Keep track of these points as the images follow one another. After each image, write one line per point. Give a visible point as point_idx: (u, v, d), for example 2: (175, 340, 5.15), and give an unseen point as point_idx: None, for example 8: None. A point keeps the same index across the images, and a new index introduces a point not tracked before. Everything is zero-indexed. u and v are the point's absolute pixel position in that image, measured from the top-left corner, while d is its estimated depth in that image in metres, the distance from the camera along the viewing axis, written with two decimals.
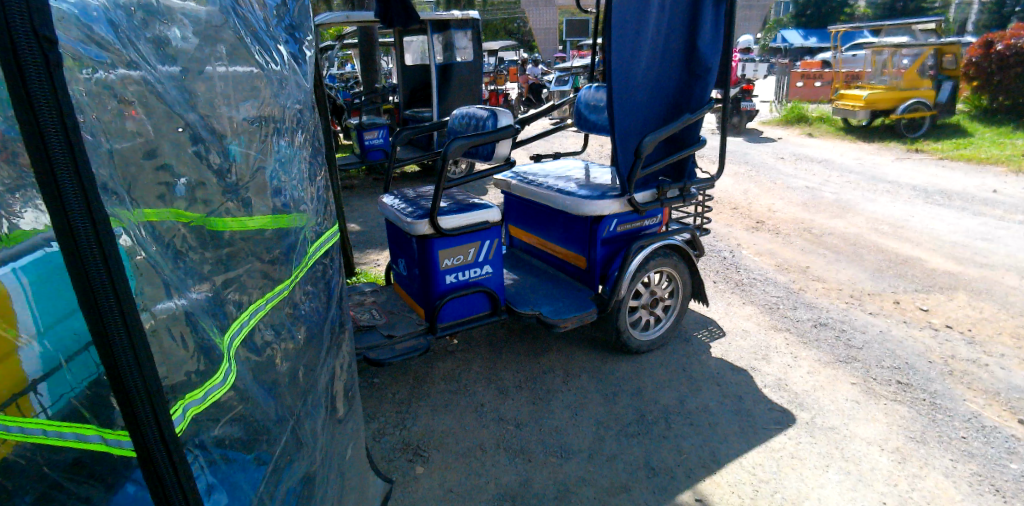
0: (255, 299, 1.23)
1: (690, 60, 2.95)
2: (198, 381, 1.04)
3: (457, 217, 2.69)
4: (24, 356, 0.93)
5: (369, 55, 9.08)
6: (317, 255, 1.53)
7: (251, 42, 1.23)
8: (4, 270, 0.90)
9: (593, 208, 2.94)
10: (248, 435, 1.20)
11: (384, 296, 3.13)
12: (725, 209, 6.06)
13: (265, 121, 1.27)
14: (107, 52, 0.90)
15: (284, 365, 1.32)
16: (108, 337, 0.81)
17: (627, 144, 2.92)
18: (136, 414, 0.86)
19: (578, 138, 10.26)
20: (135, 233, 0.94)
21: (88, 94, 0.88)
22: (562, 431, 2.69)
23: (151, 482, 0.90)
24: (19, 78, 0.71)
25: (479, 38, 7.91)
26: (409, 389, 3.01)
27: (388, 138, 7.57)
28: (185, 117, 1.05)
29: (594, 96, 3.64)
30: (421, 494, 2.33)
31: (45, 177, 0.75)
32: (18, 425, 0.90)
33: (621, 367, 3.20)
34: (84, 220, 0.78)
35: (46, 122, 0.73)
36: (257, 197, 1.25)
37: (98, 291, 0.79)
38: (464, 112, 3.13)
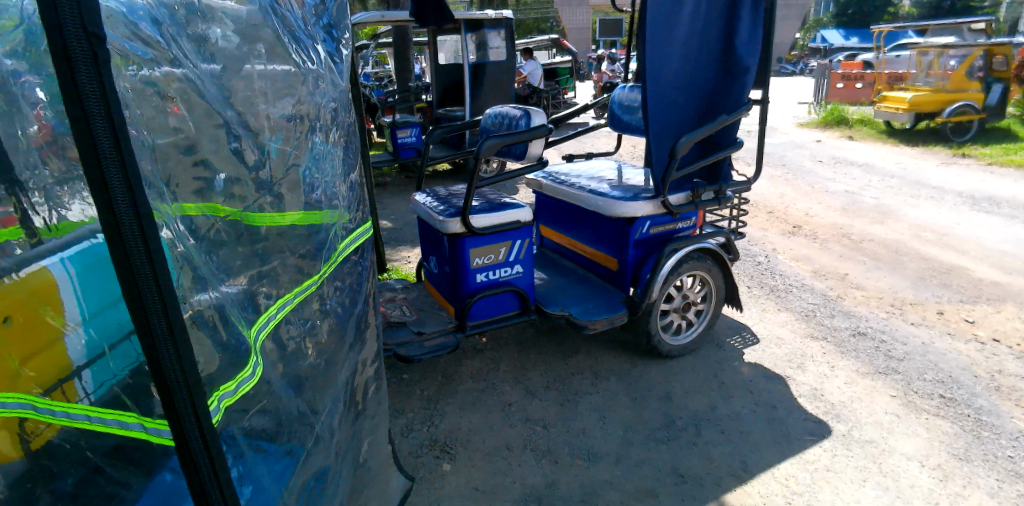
0: (284, 293, 1.24)
1: (727, 58, 2.87)
2: (231, 373, 1.05)
3: (489, 216, 2.69)
4: (70, 343, 1.00)
5: (402, 54, 9.16)
6: (347, 250, 1.53)
7: (289, 41, 1.23)
8: (52, 260, 0.97)
9: (626, 209, 2.89)
10: (275, 427, 1.22)
11: (413, 293, 3.14)
12: (760, 213, 5.92)
13: (301, 119, 1.28)
14: (152, 48, 0.92)
15: (309, 360, 1.33)
16: (150, 327, 0.83)
17: (662, 146, 2.87)
18: (175, 402, 0.87)
19: (611, 139, 10.18)
20: (175, 227, 0.95)
21: (131, 90, 0.89)
22: (589, 433, 2.66)
23: (188, 471, 0.91)
24: (71, 75, 0.73)
25: (512, 37, 7.91)
26: (437, 386, 3.02)
27: (420, 137, 7.63)
28: (224, 114, 1.06)
29: (628, 95, 3.57)
30: (446, 492, 2.33)
31: (92, 170, 0.77)
32: (64, 411, 0.97)
33: (650, 371, 3.15)
34: (129, 217, 0.79)
35: (95, 120, 0.76)
36: (290, 194, 1.26)
37: (142, 282, 0.81)
38: (497, 111, 3.12)
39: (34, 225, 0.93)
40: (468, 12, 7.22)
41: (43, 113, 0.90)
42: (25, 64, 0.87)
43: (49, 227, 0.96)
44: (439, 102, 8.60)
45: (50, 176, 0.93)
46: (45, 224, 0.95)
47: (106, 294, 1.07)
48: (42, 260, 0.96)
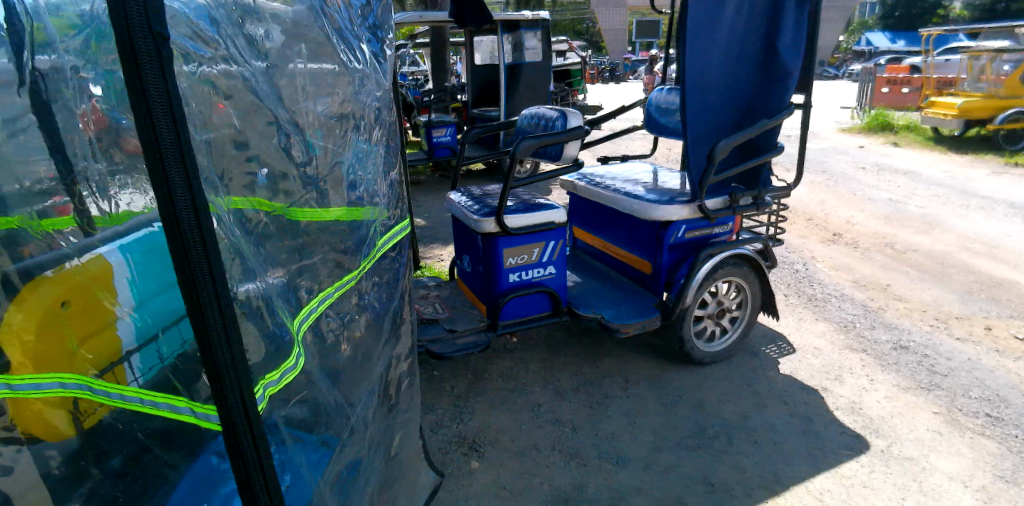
0: (325, 287, 1.27)
1: (769, 61, 2.81)
2: (275, 362, 1.08)
3: (523, 216, 2.70)
4: (122, 327, 1.08)
5: (439, 55, 9.26)
6: (386, 247, 1.55)
7: (336, 41, 1.26)
8: (108, 248, 1.08)
9: (661, 213, 2.86)
10: (314, 417, 1.25)
11: (446, 291, 3.18)
12: (799, 220, 5.78)
13: (345, 118, 1.30)
14: (210, 48, 0.95)
15: (345, 353, 1.35)
16: (203, 314, 0.86)
17: (700, 149, 2.82)
18: (224, 387, 0.90)
19: (647, 141, 10.07)
20: (226, 220, 0.98)
21: (191, 88, 0.92)
22: (618, 437, 2.64)
23: (233, 455, 0.94)
24: (137, 72, 0.77)
25: (548, 38, 7.91)
26: (467, 384, 3.05)
27: (455, 136, 7.69)
28: (274, 111, 1.09)
29: (666, 98, 3.53)
30: (474, 489, 2.35)
31: (154, 164, 0.80)
32: (118, 393, 1.02)
33: (681, 377, 3.11)
34: (187, 209, 0.83)
35: (158, 114, 0.79)
36: (333, 191, 1.29)
37: (197, 271, 0.84)
38: (533, 112, 3.12)
39: (90, 215, 1.03)
40: (505, 13, 7.25)
41: (98, 105, 0.96)
42: (86, 63, 0.94)
43: (107, 215, 1.06)
44: (474, 103, 8.66)
45: (102, 168, 1.00)
46: (100, 213, 1.04)
47: (156, 284, 1.17)
48: (99, 248, 1.07)
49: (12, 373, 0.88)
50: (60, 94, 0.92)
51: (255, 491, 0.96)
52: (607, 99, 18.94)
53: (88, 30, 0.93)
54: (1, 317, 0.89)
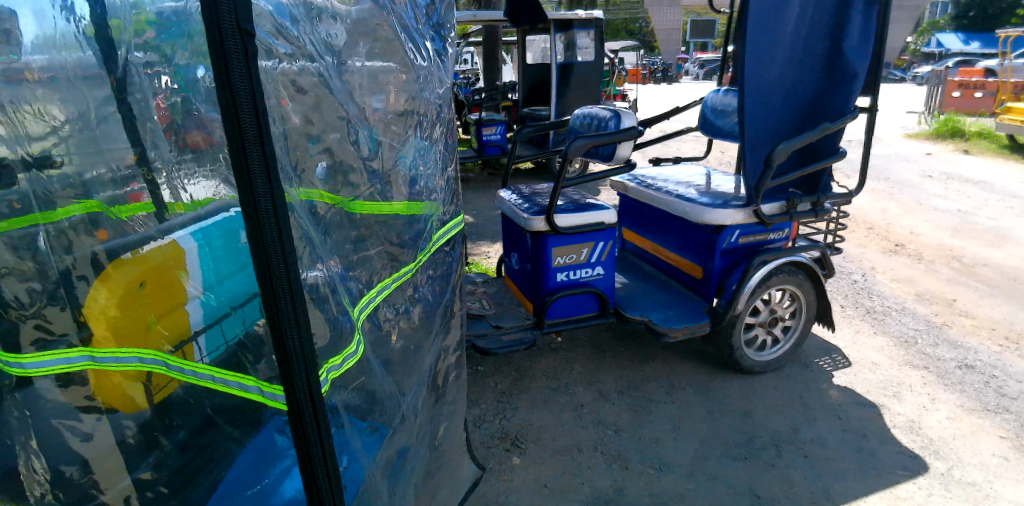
0: (383, 278, 1.31)
1: (834, 64, 2.71)
2: (339, 348, 1.12)
3: (573, 216, 2.69)
4: (190, 309, 1.15)
5: (491, 54, 9.33)
6: (441, 242, 1.58)
7: (405, 39, 1.29)
8: (181, 235, 1.14)
9: (715, 216, 2.79)
10: (369, 404, 1.29)
11: (493, 288, 3.20)
12: (858, 228, 5.54)
13: (409, 115, 1.33)
14: (291, 45, 0.99)
15: (397, 343, 1.39)
16: (276, 298, 0.91)
17: (758, 153, 2.75)
18: (291, 368, 0.95)
19: (699, 143, 9.84)
20: (299, 211, 1.02)
21: (272, 83, 0.96)
22: (661, 443, 2.60)
23: (296, 433, 0.99)
24: (226, 68, 0.82)
25: (601, 38, 7.85)
26: (511, 381, 3.07)
27: (505, 135, 7.73)
28: (345, 107, 1.13)
29: (722, 99, 3.44)
30: (515, 485, 2.37)
31: (238, 155, 0.86)
32: (192, 370, 1.11)
33: (728, 385, 3.03)
34: (265, 198, 0.88)
35: (243, 107, 0.84)
36: (394, 185, 1.32)
37: (272, 257, 0.89)
38: (586, 112, 3.11)
39: (164, 201, 1.08)
40: (559, 12, 7.24)
41: (164, 101, 1.03)
42: (155, 56, 1.01)
43: (178, 202, 1.10)
44: (525, 102, 8.68)
45: (170, 153, 1.05)
46: (173, 199, 1.08)
47: (219, 270, 1.23)
48: (175, 233, 1.13)
49: (95, 346, 0.98)
50: (138, 88, 1.00)
51: (315, 469, 1.01)
52: (659, 99, 18.62)
53: (172, 28, 1.00)
54: (84, 297, 0.97)
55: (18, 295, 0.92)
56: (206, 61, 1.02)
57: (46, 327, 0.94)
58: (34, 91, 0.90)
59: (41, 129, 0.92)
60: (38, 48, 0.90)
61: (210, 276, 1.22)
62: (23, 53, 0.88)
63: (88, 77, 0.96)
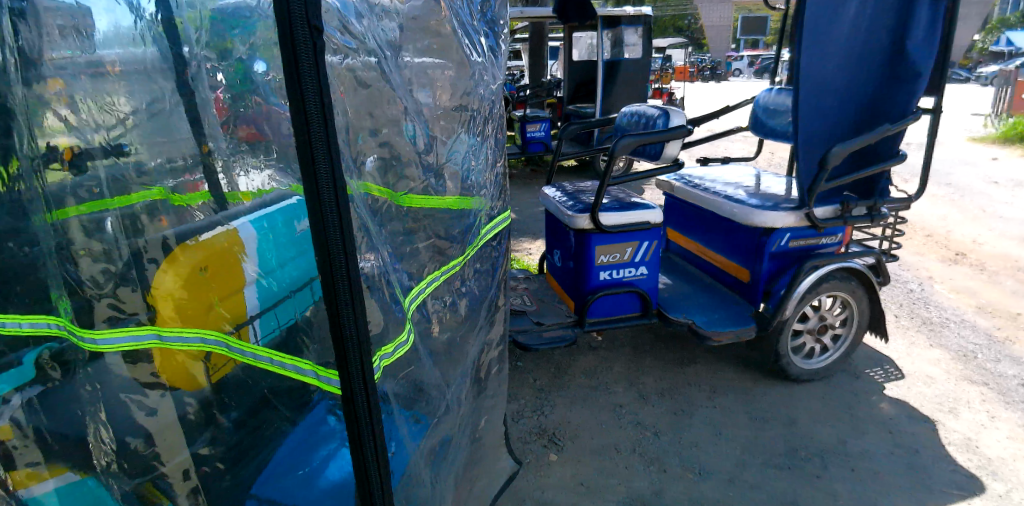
0: (432, 270, 1.34)
1: (895, 63, 2.60)
2: (391, 337, 1.15)
3: (619, 215, 2.67)
4: (247, 296, 1.20)
5: (537, 51, 9.32)
6: (488, 236, 1.59)
7: (462, 35, 1.30)
8: (240, 224, 1.19)
9: (765, 219, 2.73)
10: (416, 394, 1.31)
11: (535, 284, 3.21)
12: (915, 236, 5.30)
13: (463, 110, 1.35)
14: (355, 41, 1.02)
15: (444, 335, 1.41)
16: (335, 284, 0.95)
17: (811, 154, 2.67)
18: (347, 355, 0.99)
19: (748, 144, 9.58)
20: (358, 202, 1.06)
21: (336, 77, 0.99)
22: (701, 448, 2.56)
23: (349, 418, 1.03)
24: (294, 62, 0.86)
25: (649, 34, 7.73)
26: (550, 378, 3.08)
27: (549, 132, 7.72)
28: (404, 102, 1.16)
29: (775, 99, 3.34)
30: (552, 481, 2.37)
31: (304, 146, 0.89)
32: (252, 352, 1.18)
33: (772, 392, 2.96)
34: (328, 188, 0.91)
35: (310, 100, 0.87)
36: (447, 179, 1.34)
37: (333, 246, 0.93)
38: (634, 110, 3.09)
39: (224, 190, 1.15)
40: (607, 9, 7.17)
41: (222, 96, 1.10)
42: (214, 53, 1.08)
43: (238, 193, 1.17)
44: (570, 99, 8.63)
45: (227, 147, 1.14)
46: (231, 190, 1.15)
47: (277, 257, 1.26)
48: (234, 222, 1.18)
49: (160, 324, 1.06)
50: (199, 81, 1.08)
51: (365, 454, 1.04)
52: (707, 98, 18.22)
53: (231, 22, 1.07)
54: (153, 278, 1.05)
55: (95, 276, 1.01)
56: (263, 56, 1.09)
57: (118, 306, 1.03)
58: (111, 82, 0.98)
59: (111, 120, 0.98)
60: (111, 42, 0.97)
61: (270, 263, 1.26)
62: (97, 48, 0.95)
63: (162, 70, 1.03)
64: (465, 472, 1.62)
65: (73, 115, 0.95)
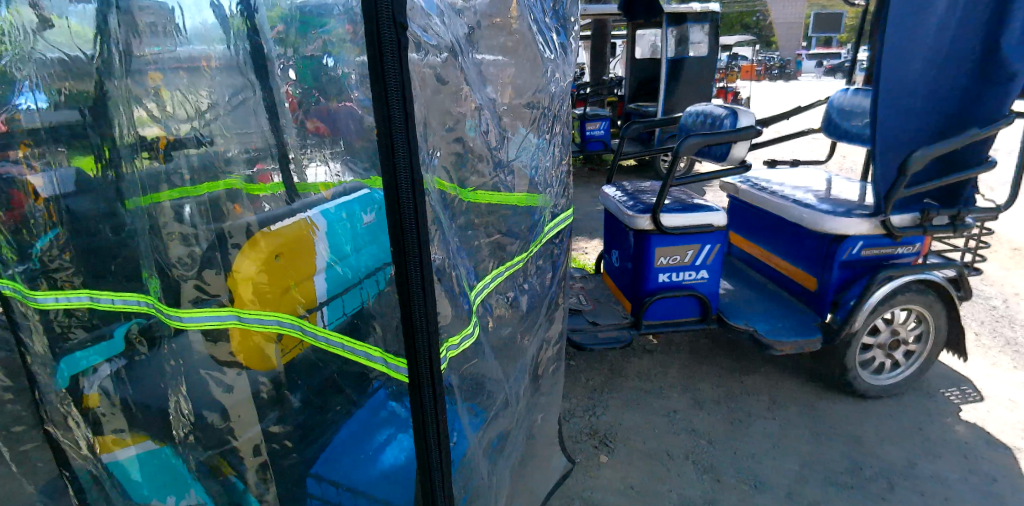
0: (497, 265, 1.36)
1: (988, 63, 2.43)
2: (457, 329, 1.18)
3: (681, 216, 2.62)
4: (316, 281, 1.25)
5: (599, 49, 9.26)
6: (552, 233, 1.59)
7: (537, 32, 1.31)
8: (313, 213, 1.24)
9: (835, 225, 2.61)
10: (477, 387, 1.34)
11: (591, 284, 3.20)
12: (1002, 249, 4.93)
13: (535, 108, 1.36)
14: (435, 38, 1.04)
15: (505, 329, 1.43)
16: (408, 274, 0.98)
17: (891, 160, 2.53)
18: (416, 343, 1.01)
19: (817, 147, 9.16)
20: (432, 196, 1.09)
21: (417, 74, 1.02)
22: (758, 460, 2.48)
23: (415, 404, 1.06)
24: (379, 55, 0.88)
25: (716, 32, 7.52)
26: (603, 378, 3.06)
27: (608, 130, 7.65)
28: (479, 98, 1.18)
29: (850, 100, 3.19)
30: (602, 482, 2.36)
31: (386, 138, 0.92)
32: (325, 336, 1.24)
33: (835, 407, 2.84)
34: (406, 181, 0.94)
35: (392, 94, 0.90)
36: (516, 176, 1.36)
37: (408, 236, 0.96)
38: (699, 110, 3.02)
39: (294, 181, 1.26)
40: (673, 6, 7.04)
41: (291, 88, 1.16)
42: (287, 49, 1.13)
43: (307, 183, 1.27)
44: (631, 97, 8.51)
45: (294, 139, 1.23)
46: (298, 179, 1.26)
47: (346, 244, 1.31)
48: (306, 212, 1.23)
49: (239, 307, 1.14)
50: (272, 76, 1.14)
51: (429, 440, 1.07)
52: (773, 99, 17.57)
53: (303, 20, 1.11)
54: (235, 263, 1.13)
55: (181, 257, 1.11)
56: (331, 51, 1.12)
57: (203, 287, 1.12)
58: (203, 76, 1.07)
59: (190, 112, 1.07)
60: (194, 40, 1.05)
61: (339, 250, 1.30)
62: (178, 45, 1.03)
63: (229, 66, 1.10)
64: (518, 468, 1.64)
65: (157, 107, 1.05)
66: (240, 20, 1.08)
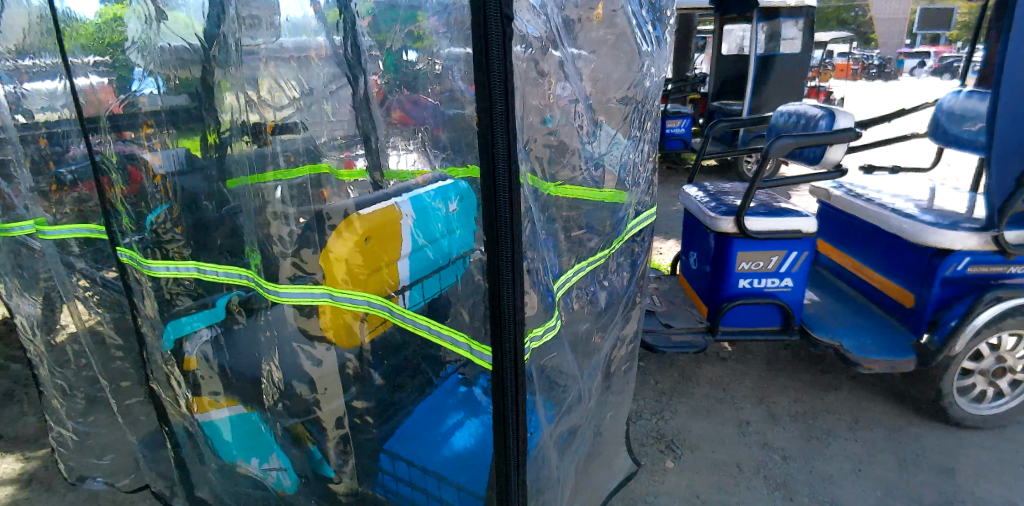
0: (582, 259, 1.37)
1: None
2: (540, 320, 1.19)
3: (766, 220, 2.51)
4: (400, 266, 1.28)
5: (684, 44, 8.99)
6: (634, 230, 1.57)
7: (637, 26, 1.30)
8: (400, 200, 1.29)
9: (939, 238, 2.41)
10: (553, 380, 1.34)
11: (666, 285, 3.15)
12: None
13: (630, 103, 1.35)
14: (539, 31, 1.06)
15: (582, 325, 1.43)
16: (500, 264, 1.00)
17: (1009, 168, 2.26)
18: (503, 331, 1.03)
19: (919, 153, 8.47)
20: (526, 189, 1.10)
21: (519, 66, 1.05)
22: (835, 482, 2.35)
23: (497, 391, 1.09)
24: (485, 46, 0.90)
25: (812, 28, 7.12)
26: (674, 382, 3.01)
27: (689, 128, 7.43)
28: (576, 92, 1.18)
29: (962, 103, 2.94)
30: (668, 487, 2.32)
31: (486, 127, 0.94)
32: (412, 319, 1.25)
33: (924, 434, 2.64)
34: (504, 172, 0.96)
35: (495, 85, 0.92)
36: (605, 172, 1.35)
37: (502, 223, 0.98)
38: (792, 110, 2.89)
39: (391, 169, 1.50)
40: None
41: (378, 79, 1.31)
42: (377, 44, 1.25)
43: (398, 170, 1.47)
44: (715, 95, 8.22)
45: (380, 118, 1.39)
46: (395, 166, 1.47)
47: (433, 231, 1.32)
48: (395, 199, 1.28)
49: (333, 286, 1.20)
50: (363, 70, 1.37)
51: (507, 427, 1.10)
52: (869, 100, 16.40)
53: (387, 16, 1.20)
54: (331, 245, 1.18)
55: (282, 235, 1.21)
56: (414, 45, 1.16)
57: (299, 264, 1.21)
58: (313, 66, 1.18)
59: (282, 100, 1.17)
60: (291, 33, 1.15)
61: (426, 237, 1.32)
62: (281, 35, 1.14)
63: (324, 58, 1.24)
64: (584, 464, 1.64)
65: (255, 94, 1.16)
66: (334, 12, 1.20)
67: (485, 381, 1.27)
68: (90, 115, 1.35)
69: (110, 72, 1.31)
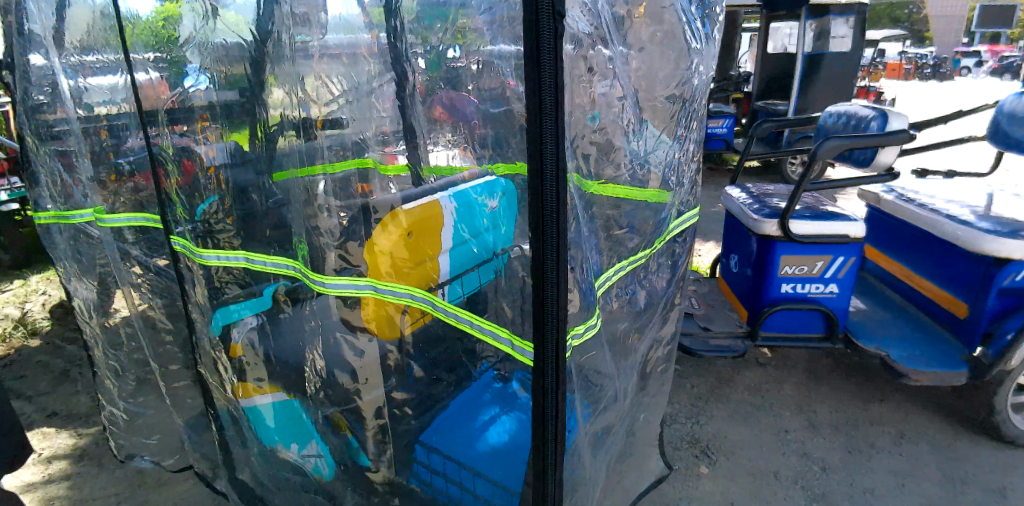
0: (622, 258, 1.38)
1: None
2: (580, 318, 1.19)
3: (810, 224, 2.45)
4: (440, 262, 1.29)
5: (729, 42, 8.80)
6: (676, 231, 1.55)
7: (689, 23, 1.28)
8: (441, 196, 1.29)
9: (998, 246, 2.29)
10: (590, 379, 1.34)
11: (704, 288, 3.11)
12: None
13: (678, 102, 1.33)
14: (589, 28, 1.06)
15: (621, 324, 1.43)
16: (544, 260, 1.01)
17: None
18: (545, 328, 1.04)
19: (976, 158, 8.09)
20: (572, 188, 1.11)
21: (570, 64, 1.05)
22: (877, 495, 2.28)
23: (537, 387, 1.10)
24: (536, 43, 0.91)
25: (863, 25, 6.88)
26: (710, 387, 2.97)
27: (731, 128, 7.28)
28: (623, 90, 1.18)
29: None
30: (702, 493, 2.29)
31: (535, 124, 0.95)
32: (454, 313, 1.27)
33: (974, 451, 2.53)
34: (552, 170, 0.96)
35: (545, 81, 0.92)
36: (650, 171, 1.34)
37: (547, 220, 0.99)
38: (841, 110, 2.80)
39: (426, 163, 1.36)
40: None
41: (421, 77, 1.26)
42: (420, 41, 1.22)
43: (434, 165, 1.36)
44: (759, 94, 8.03)
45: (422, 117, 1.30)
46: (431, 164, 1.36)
47: (475, 226, 1.33)
48: (437, 194, 1.30)
49: (377, 278, 1.23)
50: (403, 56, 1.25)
51: (546, 423, 1.11)
52: (922, 101, 15.73)
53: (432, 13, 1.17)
54: (375, 238, 1.20)
55: (331, 228, 1.25)
56: (455, 43, 1.15)
57: (345, 257, 1.25)
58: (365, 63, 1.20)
59: (327, 96, 1.20)
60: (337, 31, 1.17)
61: (468, 232, 1.34)
62: (328, 32, 1.17)
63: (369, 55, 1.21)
64: (616, 464, 1.64)
65: (303, 90, 1.20)
66: (379, 10, 1.18)
67: (523, 375, 1.30)
68: (149, 109, 1.41)
69: (166, 67, 1.36)
